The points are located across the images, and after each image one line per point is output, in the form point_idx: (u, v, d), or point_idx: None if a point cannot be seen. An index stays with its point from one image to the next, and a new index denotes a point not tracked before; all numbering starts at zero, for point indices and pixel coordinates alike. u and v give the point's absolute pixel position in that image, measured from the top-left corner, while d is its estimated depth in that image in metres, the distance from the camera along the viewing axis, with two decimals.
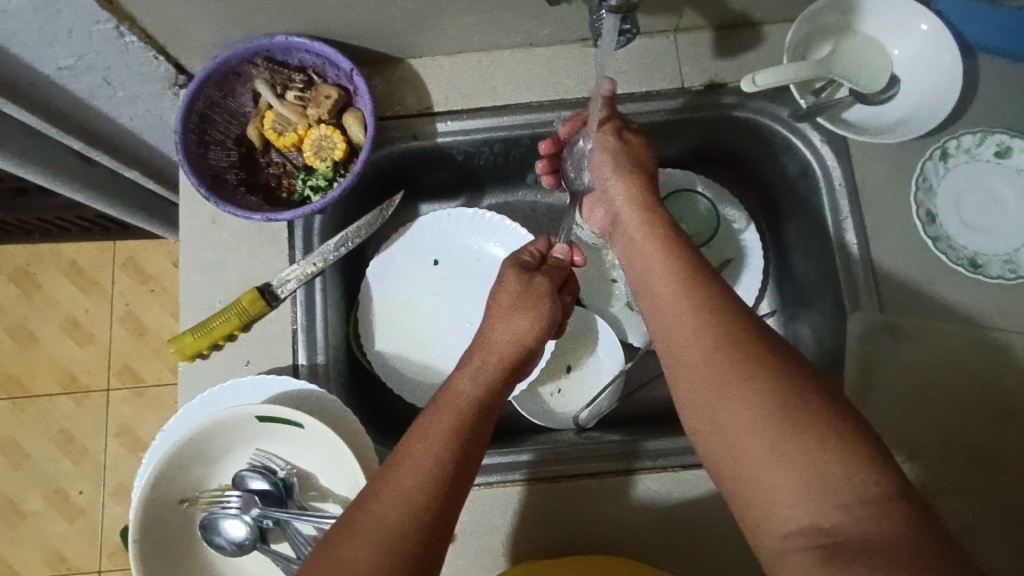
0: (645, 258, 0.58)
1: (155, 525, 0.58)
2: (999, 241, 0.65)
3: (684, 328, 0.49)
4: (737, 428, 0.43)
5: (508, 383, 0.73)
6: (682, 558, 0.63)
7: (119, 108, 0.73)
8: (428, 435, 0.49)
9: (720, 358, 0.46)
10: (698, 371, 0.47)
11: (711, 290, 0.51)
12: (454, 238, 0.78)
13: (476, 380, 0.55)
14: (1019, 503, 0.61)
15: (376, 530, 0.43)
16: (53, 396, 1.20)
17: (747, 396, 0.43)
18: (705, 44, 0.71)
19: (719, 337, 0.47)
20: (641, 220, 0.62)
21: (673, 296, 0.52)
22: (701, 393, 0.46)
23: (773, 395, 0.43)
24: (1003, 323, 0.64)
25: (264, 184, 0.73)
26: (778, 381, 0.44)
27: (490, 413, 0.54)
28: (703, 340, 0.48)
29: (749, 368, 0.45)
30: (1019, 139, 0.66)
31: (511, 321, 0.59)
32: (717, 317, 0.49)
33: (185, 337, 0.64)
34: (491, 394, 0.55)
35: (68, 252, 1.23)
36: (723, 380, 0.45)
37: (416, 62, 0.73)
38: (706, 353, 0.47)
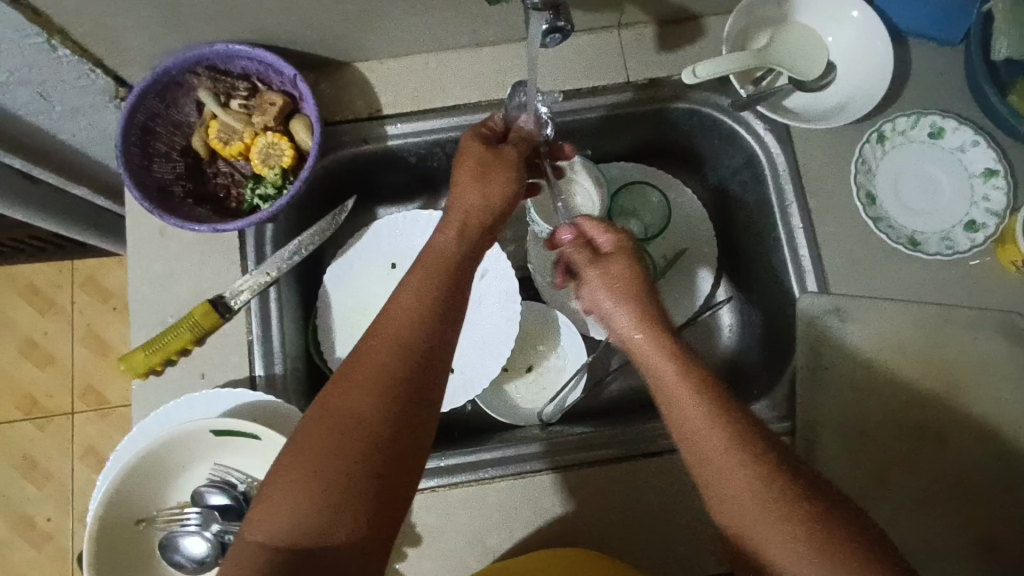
0: (659, 372, 0.52)
1: (111, 547, 0.57)
2: (935, 219, 0.68)
3: (716, 460, 0.47)
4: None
5: (473, 383, 0.73)
6: (648, 544, 0.65)
7: (59, 122, 0.72)
8: (414, 283, 0.50)
9: (755, 496, 0.45)
10: (734, 504, 0.45)
11: (743, 434, 0.47)
12: (411, 241, 0.78)
13: (457, 230, 0.56)
14: (966, 471, 0.63)
15: (375, 374, 0.45)
16: (13, 423, 1.16)
17: (784, 535, 0.43)
18: (648, 38, 0.72)
19: (775, 516, 0.44)
20: (640, 326, 0.55)
21: (698, 426, 0.48)
22: (740, 524, 0.45)
23: (810, 538, 0.43)
24: (944, 298, 0.67)
25: (213, 194, 0.72)
26: (818, 528, 0.43)
27: (467, 273, 0.54)
28: (740, 483, 0.45)
29: (785, 506, 0.44)
30: (951, 120, 0.68)
31: (484, 191, 0.57)
32: (748, 452, 0.46)
33: (136, 353, 0.63)
34: (467, 254, 0.55)
35: (23, 274, 1.20)
36: (773, 547, 0.44)
37: (363, 66, 0.73)
38: (750, 519, 0.45)
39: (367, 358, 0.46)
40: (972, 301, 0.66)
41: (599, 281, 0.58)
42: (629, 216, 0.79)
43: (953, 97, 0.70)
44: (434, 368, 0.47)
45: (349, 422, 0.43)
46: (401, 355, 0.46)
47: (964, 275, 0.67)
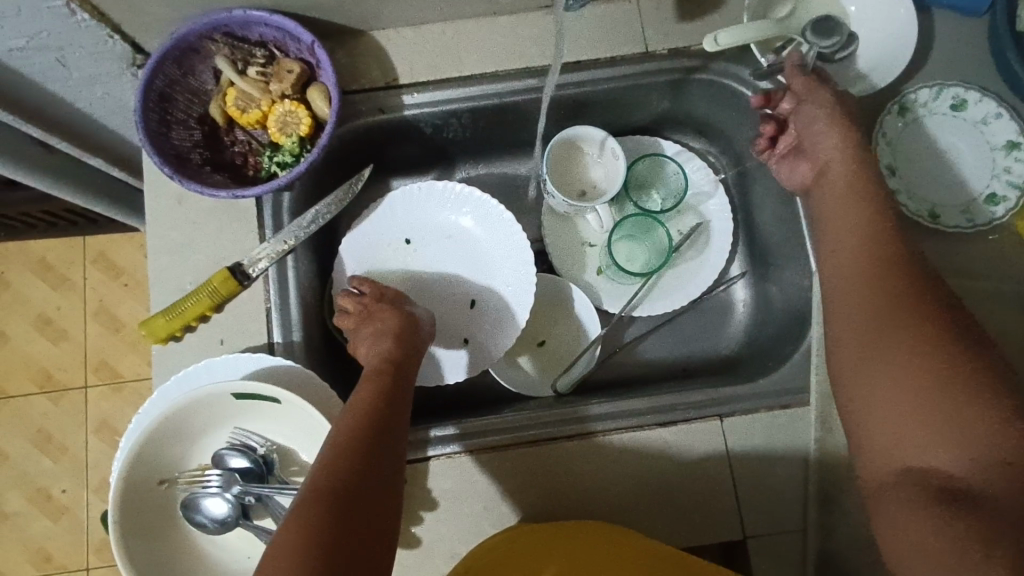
0: (833, 189, 0.63)
1: (135, 506, 0.58)
2: (956, 192, 0.67)
3: (863, 263, 0.57)
4: (891, 386, 0.51)
5: (486, 355, 0.75)
6: (661, 511, 0.65)
7: (76, 90, 0.71)
8: (365, 390, 0.59)
9: (892, 305, 0.54)
10: (863, 309, 0.55)
11: (893, 251, 0.57)
12: (428, 212, 0.78)
13: (394, 342, 0.65)
14: None
15: (342, 453, 0.52)
16: (29, 396, 1.18)
17: (906, 340, 0.52)
18: (668, 7, 0.71)
19: (903, 318, 0.53)
20: (832, 150, 0.63)
21: (854, 238, 0.59)
22: (867, 326, 0.54)
23: (928, 348, 0.50)
24: (959, 272, 0.67)
25: (229, 163, 0.72)
26: (940, 337, 0.51)
27: (406, 375, 0.63)
28: (883, 291, 0.55)
29: (914, 319, 0.52)
30: (973, 91, 0.67)
31: (374, 339, 0.66)
32: (899, 271, 0.55)
33: (156, 319, 0.64)
34: (397, 362, 0.63)
35: (37, 249, 1.20)
36: (898, 345, 0.52)
37: (380, 35, 0.73)
38: (874, 315, 0.54)
39: (333, 439, 0.54)
40: (989, 274, 0.67)
41: (823, 104, 0.64)
42: (641, 188, 0.81)
43: (975, 69, 0.69)
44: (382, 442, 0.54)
45: (318, 497, 0.49)
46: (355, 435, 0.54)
47: (980, 249, 0.67)
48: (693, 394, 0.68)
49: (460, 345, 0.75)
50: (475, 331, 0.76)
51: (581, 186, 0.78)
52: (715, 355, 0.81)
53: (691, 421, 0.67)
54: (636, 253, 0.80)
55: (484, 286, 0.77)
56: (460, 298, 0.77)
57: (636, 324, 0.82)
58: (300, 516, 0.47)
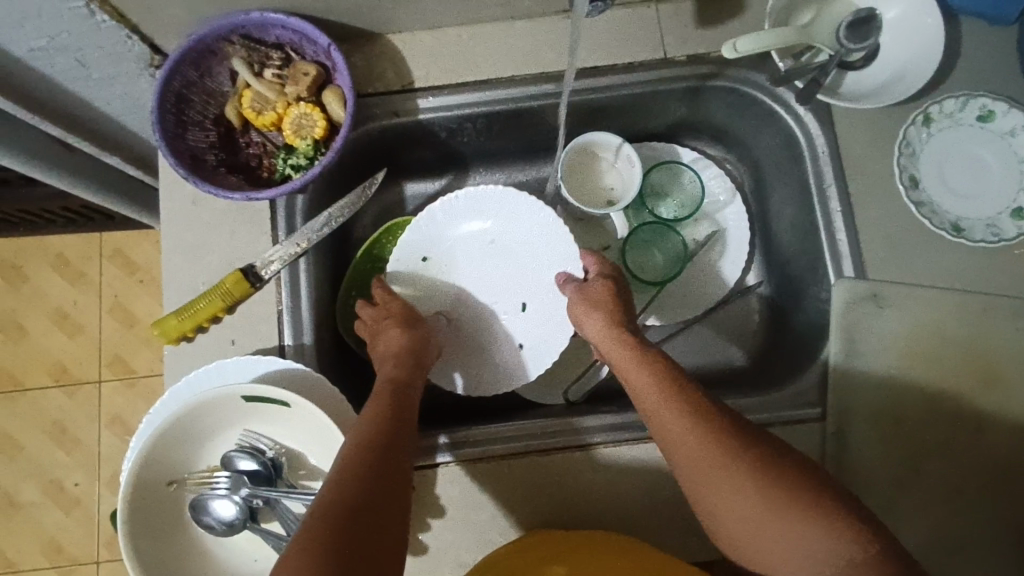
0: (621, 363, 0.62)
1: (143, 506, 0.58)
2: (982, 205, 0.66)
3: (656, 402, 0.57)
4: (733, 524, 0.51)
5: (540, 359, 0.73)
6: (671, 525, 0.64)
7: (94, 90, 0.72)
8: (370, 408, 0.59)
9: (703, 447, 0.53)
10: (686, 456, 0.53)
11: (674, 380, 0.58)
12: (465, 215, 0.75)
13: (394, 363, 0.65)
14: (1000, 464, 0.62)
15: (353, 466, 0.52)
16: (44, 389, 1.19)
17: (731, 479, 0.51)
18: (687, 13, 0.70)
19: (718, 459, 0.52)
20: (605, 332, 0.65)
21: (648, 389, 0.58)
22: (699, 482, 0.53)
23: (747, 477, 0.51)
24: (984, 286, 0.65)
25: (244, 164, 0.72)
26: (746, 457, 0.52)
27: (413, 389, 0.63)
28: (689, 433, 0.54)
29: (722, 451, 0.52)
30: (1001, 102, 0.66)
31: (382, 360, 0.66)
32: (684, 403, 0.56)
33: (169, 319, 0.64)
34: (404, 378, 0.64)
35: (55, 244, 1.22)
36: (721, 484, 0.52)
37: (396, 37, 0.72)
38: (696, 458, 0.53)
39: (351, 447, 0.54)
40: (1017, 290, 0.64)
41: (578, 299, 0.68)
42: (657, 195, 0.80)
43: (1004, 80, 0.67)
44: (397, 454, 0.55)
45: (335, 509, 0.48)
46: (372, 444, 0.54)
47: (1007, 263, 0.65)
48: None
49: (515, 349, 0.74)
50: (526, 335, 0.74)
51: (603, 195, 0.76)
52: (728, 366, 0.80)
53: None
54: (649, 262, 0.79)
55: (533, 288, 0.74)
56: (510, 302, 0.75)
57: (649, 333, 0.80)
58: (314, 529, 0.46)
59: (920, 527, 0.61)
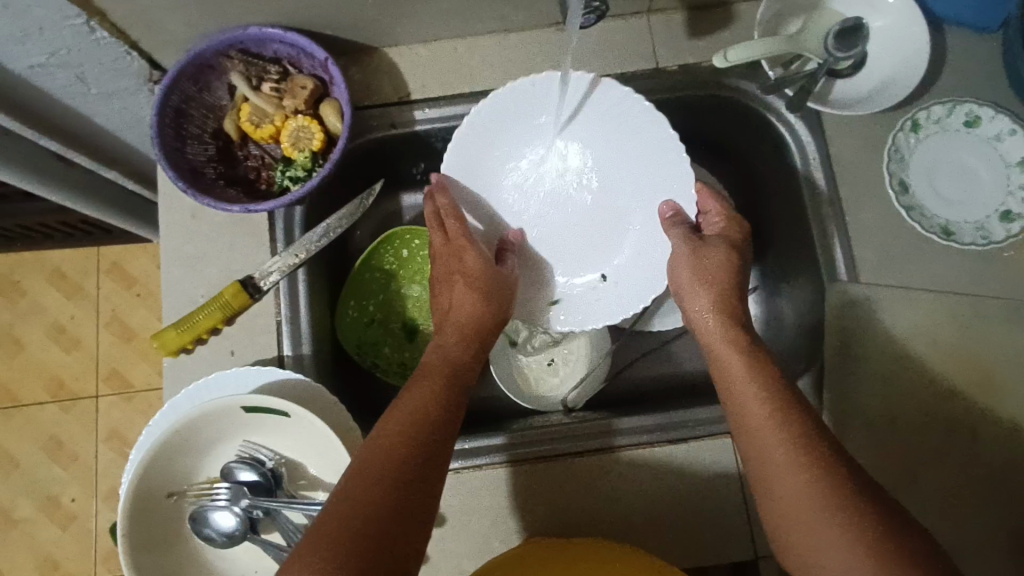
0: (723, 347, 0.58)
1: (143, 518, 0.58)
2: (970, 208, 0.67)
3: (755, 397, 0.53)
4: (804, 538, 0.46)
5: (635, 293, 0.69)
6: (670, 531, 0.65)
7: (94, 105, 0.73)
8: (421, 392, 0.55)
9: (795, 457, 0.49)
10: (776, 459, 0.49)
11: (780, 382, 0.54)
12: (507, 130, 0.69)
13: (458, 349, 0.61)
14: (994, 465, 0.62)
15: (384, 466, 0.48)
16: (41, 404, 1.19)
17: (820, 497, 0.46)
18: (678, 25, 0.72)
19: (807, 472, 0.48)
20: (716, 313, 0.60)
21: (748, 381, 0.54)
22: (782, 490, 0.48)
23: (837, 499, 0.46)
24: (976, 288, 0.65)
25: (243, 177, 0.73)
26: (838, 479, 0.47)
27: (466, 377, 0.59)
28: (783, 439, 0.50)
29: (814, 467, 0.48)
30: (987, 108, 0.67)
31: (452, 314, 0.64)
32: (784, 408, 0.52)
33: (169, 331, 0.64)
34: (461, 363, 0.60)
35: (52, 259, 1.22)
36: (789, 484, 0.48)
37: (392, 51, 0.73)
38: (784, 465, 0.49)
39: (390, 438, 0.50)
40: (1008, 292, 0.65)
41: (693, 266, 0.62)
42: None
43: (988, 86, 0.69)
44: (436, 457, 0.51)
45: (352, 516, 0.45)
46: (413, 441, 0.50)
47: (997, 266, 0.66)
48: (707, 410, 0.67)
49: (597, 282, 0.70)
50: (613, 268, 0.70)
51: None
52: None
53: (701, 439, 0.66)
54: None
55: (624, 192, 0.70)
56: (593, 231, 0.70)
57: (644, 341, 0.82)
58: (332, 533, 0.44)
59: None
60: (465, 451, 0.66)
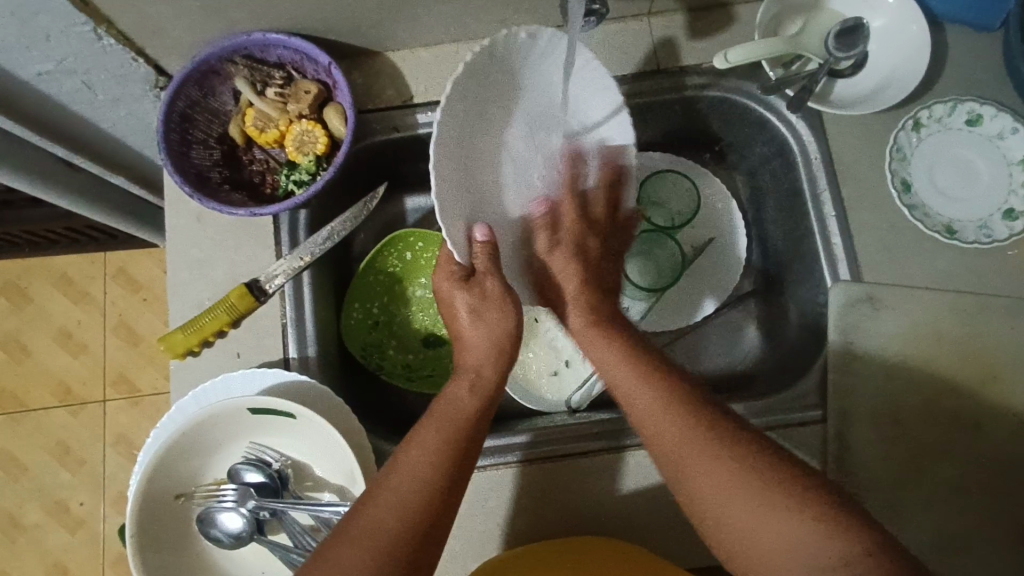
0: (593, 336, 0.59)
1: (151, 519, 0.58)
2: (973, 206, 0.67)
3: (626, 381, 0.55)
4: (723, 515, 0.48)
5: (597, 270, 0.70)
6: (675, 530, 0.65)
7: (100, 111, 0.73)
8: (423, 443, 0.52)
9: (684, 435, 0.50)
10: (670, 445, 0.51)
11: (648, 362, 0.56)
12: (477, 91, 0.59)
13: (476, 390, 0.56)
14: (1000, 462, 0.62)
15: (368, 539, 0.47)
16: (48, 409, 1.19)
17: (722, 472, 0.48)
18: (679, 26, 0.72)
19: (699, 446, 0.50)
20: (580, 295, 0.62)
21: (620, 368, 0.56)
22: (683, 471, 0.50)
23: (740, 472, 0.48)
24: (979, 286, 0.66)
25: (248, 181, 0.74)
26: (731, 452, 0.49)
27: (479, 428, 0.55)
28: (671, 423, 0.51)
29: (708, 444, 0.49)
30: (989, 106, 0.67)
31: (473, 338, 0.58)
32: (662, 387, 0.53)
33: (175, 334, 0.64)
34: (479, 409, 0.55)
35: (58, 264, 1.23)
36: (688, 461, 0.50)
37: (395, 55, 0.74)
38: (675, 443, 0.50)
39: (381, 505, 0.49)
40: (1011, 289, 0.65)
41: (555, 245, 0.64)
42: (656, 206, 0.78)
43: (989, 84, 0.69)
44: (433, 526, 0.49)
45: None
46: (407, 513, 0.48)
47: (1001, 264, 0.66)
48: None
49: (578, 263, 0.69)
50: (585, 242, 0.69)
51: None
52: (728, 371, 0.80)
53: None
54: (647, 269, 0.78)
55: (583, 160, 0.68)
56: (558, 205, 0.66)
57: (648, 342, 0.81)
58: None
59: (923, 527, 0.61)
60: (492, 450, 0.66)
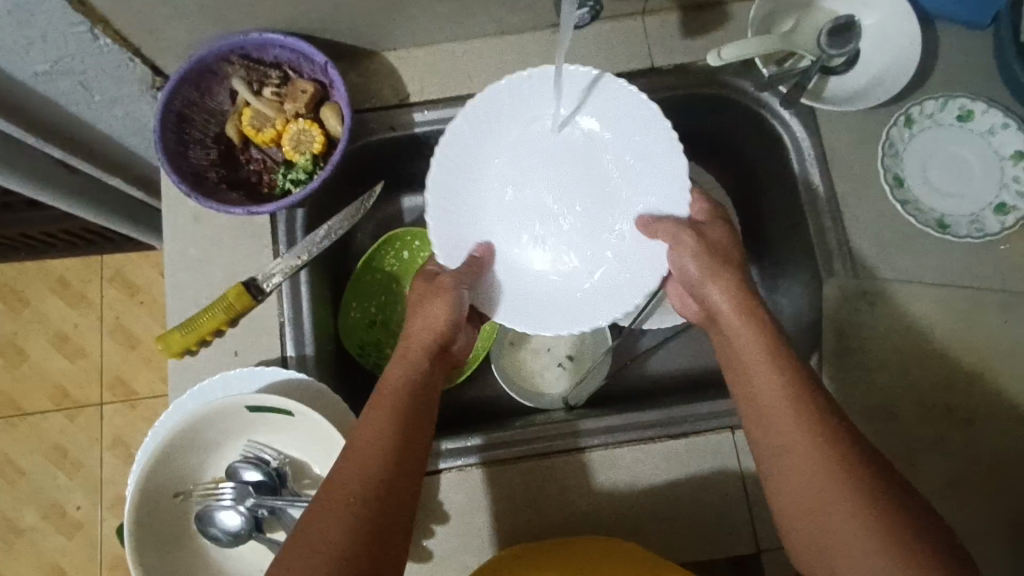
0: (734, 325, 0.57)
1: (149, 518, 0.58)
2: (965, 202, 0.67)
3: (761, 367, 0.53)
4: (846, 518, 0.45)
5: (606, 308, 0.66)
6: (675, 526, 0.65)
7: (97, 111, 0.74)
8: (376, 418, 0.52)
9: (822, 430, 0.48)
10: (801, 434, 0.48)
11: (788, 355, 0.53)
12: (492, 146, 0.69)
13: (407, 367, 0.57)
14: (993, 455, 0.63)
15: (339, 513, 0.46)
16: (45, 412, 1.19)
17: (851, 470, 0.46)
18: (673, 25, 0.73)
19: (835, 445, 0.47)
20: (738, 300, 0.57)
21: (757, 354, 0.54)
22: (807, 459, 0.47)
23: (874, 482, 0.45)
24: (971, 281, 0.66)
25: (245, 180, 0.74)
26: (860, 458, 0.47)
27: (424, 401, 0.56)
28: (804, 417, 0.49)
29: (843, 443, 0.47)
30: (980, 102, 0.67)
31: (419, 323, 0.61)
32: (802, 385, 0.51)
33: (173, 334, 0.65)
34: (421, 382, 0.57)
35: (56, 268, 1.23)
36: (817, 456, 0.47)
37: (391, 55, 0.74)
38: (808, 436, 0.48)
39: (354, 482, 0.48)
40: (1002, 283, 0.66)
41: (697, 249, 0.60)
42: None
43: (980, 81, 0.69)
44: (393, 506, 0.48)
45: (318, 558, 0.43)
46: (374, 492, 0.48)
47: (992, 258, 0.66)
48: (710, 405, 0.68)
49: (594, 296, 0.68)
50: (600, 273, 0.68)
51: None
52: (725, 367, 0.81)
53: (703, 433, 0.66)
54: None
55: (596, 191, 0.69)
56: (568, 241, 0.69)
57: (644, 338, 0.82)
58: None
59: None
60: (490, 446, 0.67)
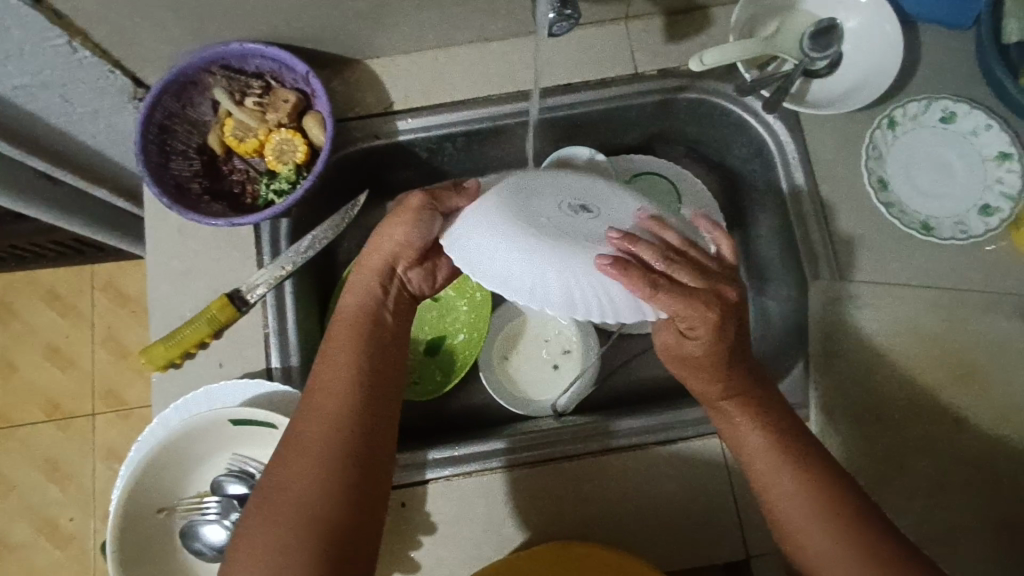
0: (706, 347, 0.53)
1: (133, 535, 0.58)
2: (949, 203, 0.67)
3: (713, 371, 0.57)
4: (784, 502, 0.51)
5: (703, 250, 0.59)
6: (663, 533, 0.64)
7: (79, 124, 0.73)
8: (336, 360, 0.53)
9: (768, 433, 0.54)
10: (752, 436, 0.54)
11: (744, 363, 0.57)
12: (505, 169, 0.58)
13: (366, 291, 0.57)
14: (981, 456, 0.63)
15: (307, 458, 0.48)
16: (36, 424, 1.18)
17: (791, 462, 0.52)
18: (656, 30, 0.73)
19: (778, 444, 0.53)
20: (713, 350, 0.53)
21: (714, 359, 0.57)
22: (755, 453, 0.53)
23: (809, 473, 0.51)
24: (956, 282, 0.66)
25: (228, 191, 0.73)
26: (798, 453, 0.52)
27: (377, 327, 0.56)
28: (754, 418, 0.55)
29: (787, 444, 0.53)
30: (962, 104, 0.68)
31: (399, 240, 0.57)
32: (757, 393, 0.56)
33: (156, 346, 0.64)
34: (377, 311, 0.57)
35: (44, 279, 1.22)
36: (765, 452, 0.53)
37: (374, 63, 0.74)
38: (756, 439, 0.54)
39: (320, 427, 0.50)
40: (988, 284, 0.66)
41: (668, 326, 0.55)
42: None
43: (962, 81, 0.70)
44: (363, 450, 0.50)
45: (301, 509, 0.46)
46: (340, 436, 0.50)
47: (978, 259, 0.66)
48: (696, 411, 0.68)
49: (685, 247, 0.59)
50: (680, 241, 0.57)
51: None
52: None
53: (689, 439, 0.66)
54: None
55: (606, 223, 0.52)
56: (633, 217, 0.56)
57: (631, 344, 0.82)
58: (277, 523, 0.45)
59: (909, 523, 0.61)
60: (477, 455, 0.66)
